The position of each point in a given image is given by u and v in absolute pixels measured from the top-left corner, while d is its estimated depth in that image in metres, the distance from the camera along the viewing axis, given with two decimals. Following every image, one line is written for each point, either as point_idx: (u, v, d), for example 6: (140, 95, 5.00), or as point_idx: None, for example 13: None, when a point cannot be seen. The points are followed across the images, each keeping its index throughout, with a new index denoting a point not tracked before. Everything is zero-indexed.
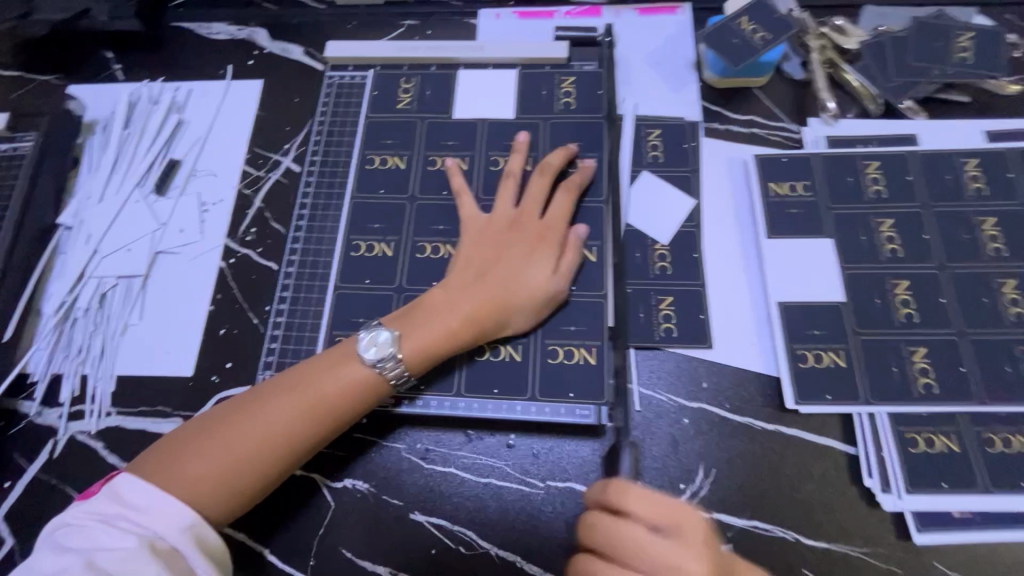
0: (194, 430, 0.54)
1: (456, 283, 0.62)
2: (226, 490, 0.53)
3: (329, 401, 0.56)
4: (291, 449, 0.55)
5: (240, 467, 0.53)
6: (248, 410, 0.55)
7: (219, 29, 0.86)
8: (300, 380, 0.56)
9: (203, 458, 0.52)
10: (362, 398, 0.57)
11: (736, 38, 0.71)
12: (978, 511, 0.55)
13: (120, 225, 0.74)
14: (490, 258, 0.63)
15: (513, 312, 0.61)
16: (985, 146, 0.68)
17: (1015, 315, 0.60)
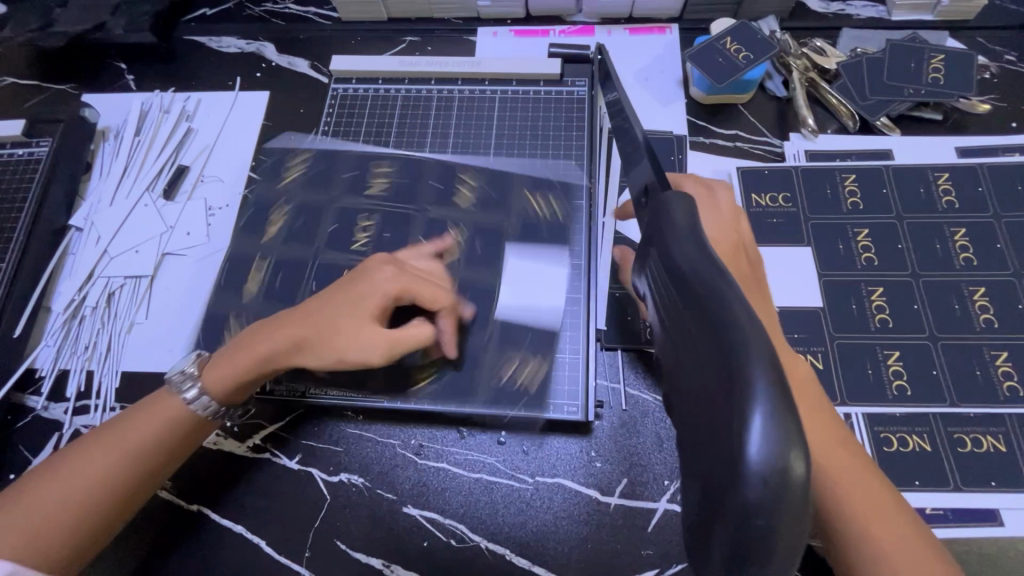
0: (49, 468, 0.54)
1: (302, 318, 0.61)
2: (70, 529, 0.52)
3: (125, 452, 0.55)
4: (126, 487, 0.55)
5: (80, 505, 0.52)
6: (66, 461, 0.54)
7: (229, 43, 0.90)
8: (118, 425, 0.57)
9: (54, 494, 0.52)
10: (166, 440, 0.57)
11: (720, 57, 0.75)
12: (952, 509, 0.57)
13: (129, 227, 0.77)
14: (316, 297, 0.62)
15: (337, 351, 0.59)
16: (956, 161, 0.72)
17: (984, 321, 0.63)
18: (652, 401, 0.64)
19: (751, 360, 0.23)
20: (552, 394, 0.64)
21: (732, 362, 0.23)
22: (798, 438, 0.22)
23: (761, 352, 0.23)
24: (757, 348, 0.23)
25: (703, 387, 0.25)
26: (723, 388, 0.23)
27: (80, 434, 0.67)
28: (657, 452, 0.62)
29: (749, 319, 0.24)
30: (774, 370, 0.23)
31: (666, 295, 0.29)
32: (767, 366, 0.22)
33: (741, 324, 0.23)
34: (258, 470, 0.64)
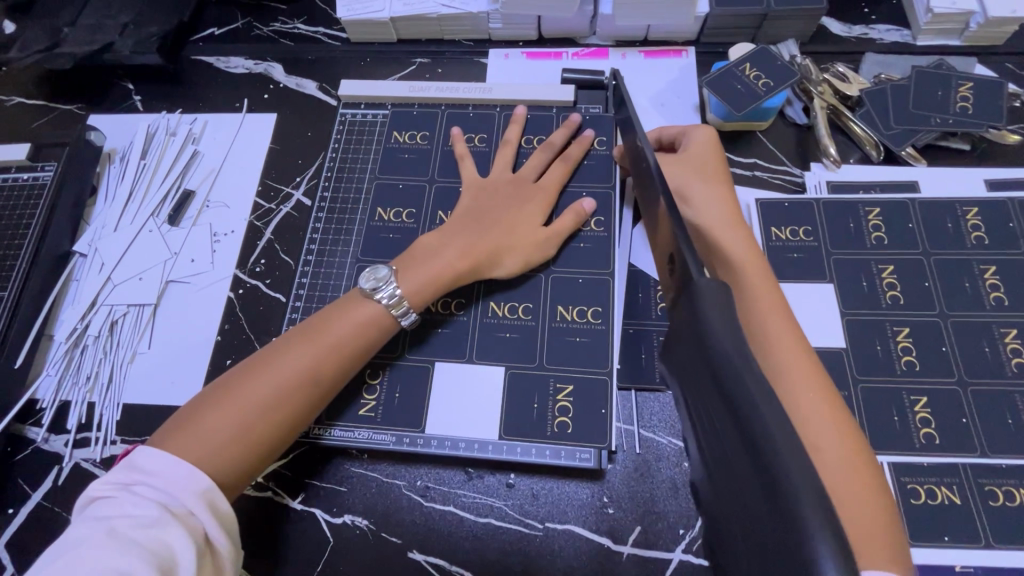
0: (244, 369, 0.56)
1: (455, 229, 0.65)
2: (274, 427, 0.54)
3: (339, 353, 0.57)
4: (321, 392, 0.56)
5: (279, 405, 0.54)
6: (263, 368, 0.55)
7: (237, 63, 0.89)
8: (312, 326, 0.58)
9: (256, 395, 0.54)
10: (365, 339, 0.59)
11: (739, 84, 0.73)
12: (982, 567, 0.54)
13: (134, 254, 0.76)
14: (485, 208, 0.67)
15: (502, 256, 0.64)
16: (985, 195, 0.69)
17: (1017, 366, 0.60)
18: (666, 444, 0.62)
19: (813, 523, 0.26)
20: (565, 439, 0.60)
21: (794, 520, 0.26)
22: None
23: (818, 512, 0.26)
24: (813, 510, 0.26)
25: (756, 513, 0.29)
26: (785, 541, 0.27)
27: (80, 469, 0.65)
28: (672, 499, 0.59)
29: (802, 478, 0.27)
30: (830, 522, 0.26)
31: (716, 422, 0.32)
32: (828, 532, 0.25)
33: (797, 489, 0.26)
34: (259, 509, 0.62)
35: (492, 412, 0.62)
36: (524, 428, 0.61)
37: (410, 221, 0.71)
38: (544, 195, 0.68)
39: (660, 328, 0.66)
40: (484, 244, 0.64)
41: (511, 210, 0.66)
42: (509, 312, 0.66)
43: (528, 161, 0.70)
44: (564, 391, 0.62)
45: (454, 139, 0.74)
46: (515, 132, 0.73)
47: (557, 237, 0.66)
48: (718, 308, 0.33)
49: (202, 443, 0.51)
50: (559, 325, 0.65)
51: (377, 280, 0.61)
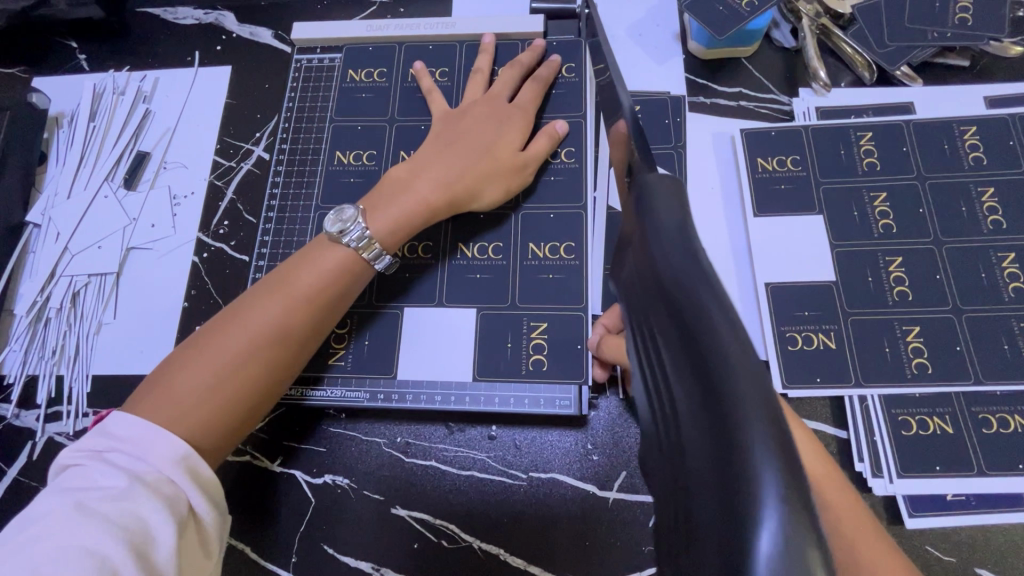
0: (209, 329, 0.52)
1: (425, 157, 0.61)
2: (245, 386, 0.51)
3: (303, 299, 0.54)
4: (294, 347, 0.53)
5: (250, 363, 0.51)
6: (226, 322, 0.52)
7: (185, 14, 0.83)
8: (278, 279, 0.55)
9: (225, 353, 0.50)
10: (331, 288, 0.55)
11: (721, 5, 0.67)
12: (974, 494, 0.53)
13: (90, 221, 0.72)
14: (458, 132, 0.63)
15: (480, 185, 0.61)
16: (985, 113, 0.65)
17: (1014, 290, 0.58)
18: None
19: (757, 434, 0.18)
20: (542, 387, 0.59)
21: (725, 418, 0.19)
22: (816, 528, 0.17)
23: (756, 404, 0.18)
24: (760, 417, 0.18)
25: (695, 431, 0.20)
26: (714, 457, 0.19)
27: (53, 443, 0.64)
28: None
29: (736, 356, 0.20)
30: (780, 433, 0.18)
31: (654, 333, 0.24)
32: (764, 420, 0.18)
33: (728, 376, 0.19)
34: (238, 474, 0.61)
35: (464, 353, 0.61)
36: (494, 371, 0.60)
37: (373, 164, 0.67)
38: (520, 119, 0.64)
39: None
40: (459, 173, 0.60)
41: (485, 135, 0.62)
42: (479, 253, 0.63)
43: (497, 84, 0.66)
44: (538, 329, 0.60)
45: (417, 76, 0.69)
46: (483, 61, 0.68)
47: (533, 163, 0.63)
48: (667, 204, 0.26)
49: (172, 406, 0.48)
50: (531, 263, 0.62)
51: (343, 221, 0.57)
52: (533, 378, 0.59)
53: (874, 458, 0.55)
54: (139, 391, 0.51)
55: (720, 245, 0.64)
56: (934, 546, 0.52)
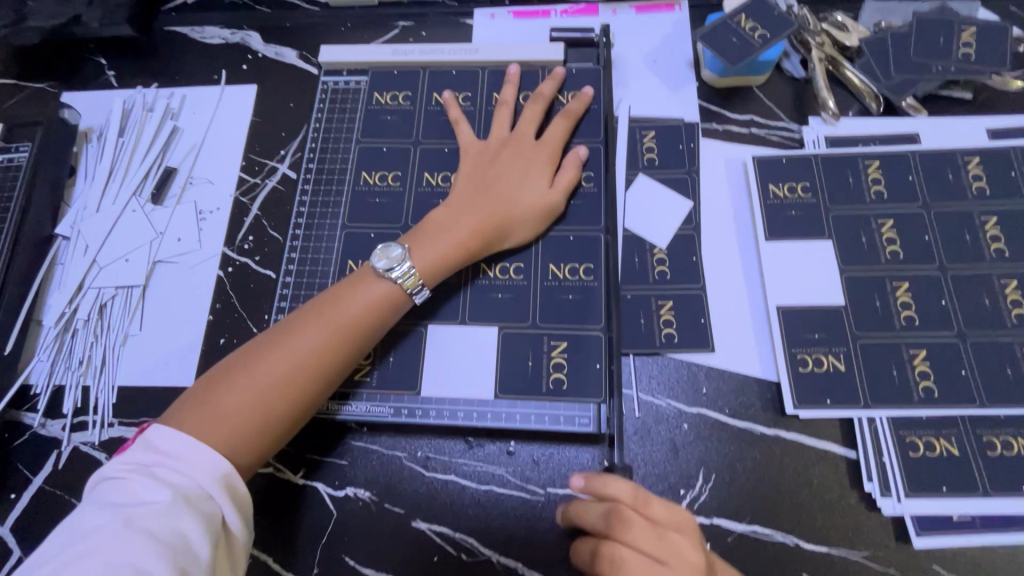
0: (254, 348, 0.54)
1: (461, 197, 0.64)
2: (284, 410, 0.53)
3: (349, 326, 0.56)
4: (333, 373, 0.55)
5: (292, 386, 0.53)
6: (270, 344, 0.54)
7: (212, 34, 0.85)
8: (323, 305, 0.57)
9: (269, 373, 0.53)
10: (374, 318, 0.57)
11: (734, 37, 0.70)
12: (978, 515, 0.55)
13: (118, 235, 0.74)
14: (492, 174, 0.65)
15: (515, 224, 0.63)
16: (988, 144, 0.67)
17: (1016, 316, 0.60)
18: (665, 407, 0.62)
19: None
20: (562, 405, 0.61)
21: None
22: None
23: None
24: None
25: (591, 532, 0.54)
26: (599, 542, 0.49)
27: (79, 452, 0.65)
28: (671, 461, 0.59)
29: None
30: None
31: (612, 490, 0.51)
32: None
33: None
34: (262, 485, 0.62)
35: (485, 369, 0.62)
36: (513, 389, 0.62)
37: (398, 184, 0.70)
38: (550, 157, 0.66)
39: (659, 291, 0.65)
40: (492, 213, 0.62)
41: (515, 174, 0.65)
42: (500, 273, 0.65)
43: (522, 120, 0.68)
44: (558, 348, 0.62)
45: (446, 105, 0.71)
46: (509, 91, 0.71)
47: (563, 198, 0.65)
48: None
49: (215, 421, 0.50)
50: (550, 283, 0.64)
51: (390, 259, 0.59)
52: (552, 396, 0.61)
53: (882, 478, 0.56)
54: (182, 402, 0.53)
55: (733, 266, 0.66)
56: (941, 565, 0.54)
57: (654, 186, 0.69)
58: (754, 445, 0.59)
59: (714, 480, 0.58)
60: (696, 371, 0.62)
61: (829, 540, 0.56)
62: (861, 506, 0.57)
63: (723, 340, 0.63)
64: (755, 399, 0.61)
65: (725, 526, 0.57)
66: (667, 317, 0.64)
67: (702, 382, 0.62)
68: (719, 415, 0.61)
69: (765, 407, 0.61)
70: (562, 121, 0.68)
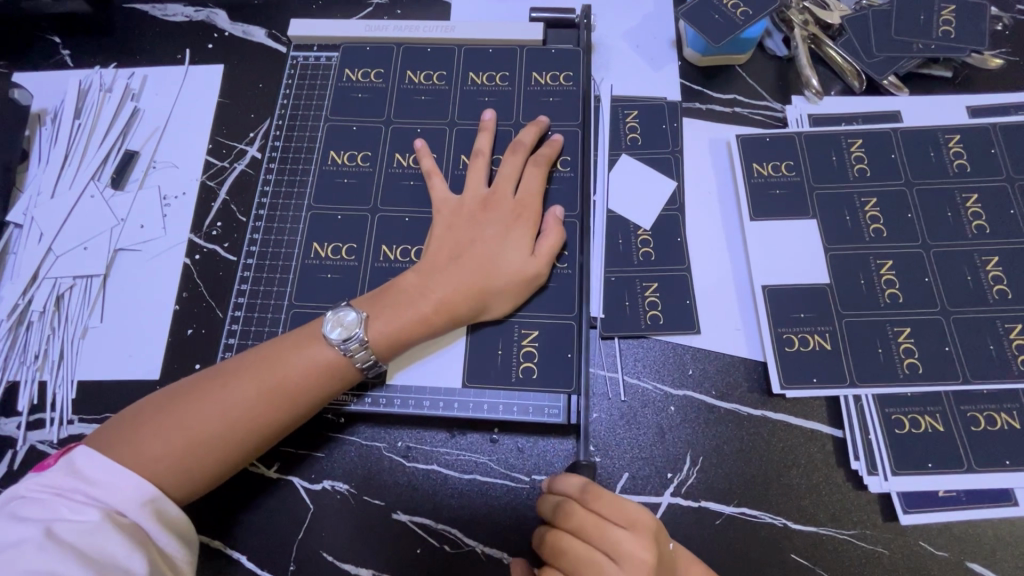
0: (199, 386, 0.53)
1: (430, 267, 0.59)
2: (212, 462, 0.51)
3: (296, 386, 0.53)
4: (268, 430, 0.53)
5: (218, 437, 0.51)
6: (211, 390, 0.52)
7: (175, 11, 0.81)
8: (270, 356, 0.54)
9: (202, 419, 0.51)
10: (324, 383, 0.54)
11: (716, 13, 0.69)
12: (964, 490, 0.55)
13: (75, 222, 0.70)
14: (465, 240, 0.60)
15: (492, 297, 0.58)
16: (968, 122, 0.67)
17: (998, 292, 0.60)
18: (650, 389, 0.60)
19: None
20: (532, 395, 0.59)
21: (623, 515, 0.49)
22: None
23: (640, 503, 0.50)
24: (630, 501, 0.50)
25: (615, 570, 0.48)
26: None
27: (35, 451, 0.61)
28: (659, 444, 0.58)
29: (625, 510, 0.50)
30: None
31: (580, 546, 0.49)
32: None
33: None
34: (235, 481, 0.59)
35: (455, 358, 0.61)
36: (480, 377, 0.60)
37: (367, 165, 0.67)
38: (527, 218, 0.62)
39: (643, 273, 0.64)
40: (468, 282, 0.58)
41: (494, 237, 0.60)
42: None
43: (502, 173, 0.64)
44: (529, 336, 0.60)
45: (418, 155, 0.66)
46: (484, 142, 0.65)
47: (546, 261, 0.60)
48: None
49: (136, 461, 0.49)
50: None
51: (346, 327, 0.55)
52: (521, 382, 0.60)
53: (869, 457, 0.56)
54: (115, 425, 0.52)
55: (717, 248, 0.65)
56: (928, 542, 0.54)
57: (627, 166, 0.67)
58: (741, 426, 0.58)
59: (702, 462, 0.57)
60: (681, 353, 0.61)
61: (816, 519, 0.55)
62: (848, 485, 0.56)
63: (708, 321, 0.62)
64: (741, 379, 0.60)
65: (715, 509, 0.56)
66: (651, 299, 0.63)
67: (688, 363, 0.61)
68: (706, 398, 0.60)
69: (751, 389, 0.60)
70: (540, 182, 0.64)
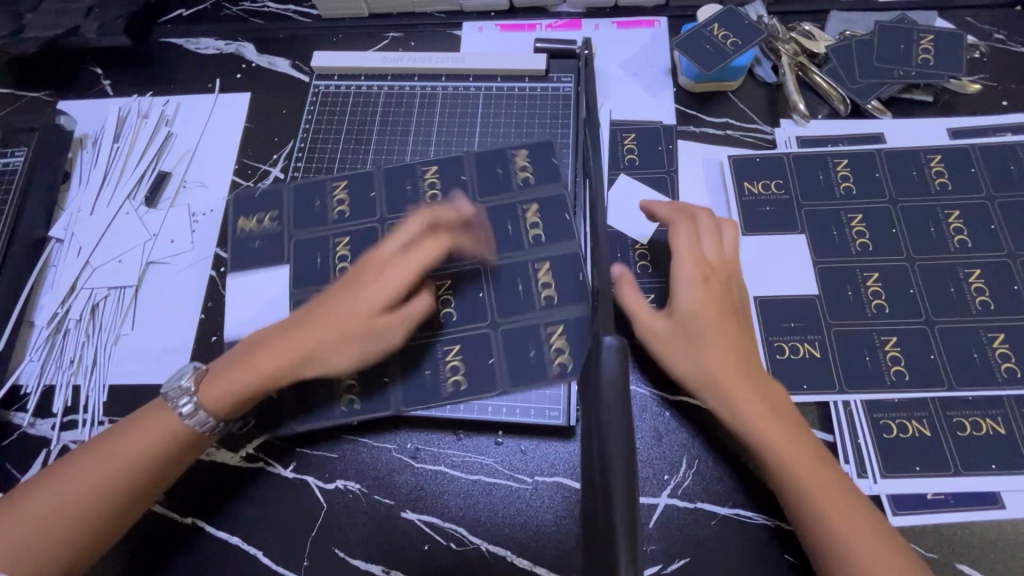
0: (56, 469, 0.55)
1: (284, 334, 0.60)
2: (81, 541, 0.53)
3: (128, 467, 0.55)
4: (103, 514, 0.54)
5: (79, 518, 0.53)
6: (65, 472, 0.55)
7: (207, 44, 0.88)
8: (110, 443, 0.56)
9: (65, 500, 0.53)
10: (155, 463, 0.56)
11: (707, 44, 0.74)
12: (951, 493, 0.57)
13: (111, 237, 0.75)
14: (342, 292, 0.61)
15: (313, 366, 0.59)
16: (949, 143, 0.71)
17: (980, 303, 0.63)
18: (649, 395, 0.63)
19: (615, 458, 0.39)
20: (535, 398, 0.63)
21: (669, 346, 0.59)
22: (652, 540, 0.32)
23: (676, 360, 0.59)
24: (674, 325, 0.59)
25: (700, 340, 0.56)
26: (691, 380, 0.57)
27: (68, 450, 0.65)
28: (657, 448, 0.61)
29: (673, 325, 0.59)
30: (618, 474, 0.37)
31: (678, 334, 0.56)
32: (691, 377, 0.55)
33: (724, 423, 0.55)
34: (253, 480, 0.63)
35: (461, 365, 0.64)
36: (484, 381, 0.63)
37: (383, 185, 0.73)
38: (386, 280, 0.60)
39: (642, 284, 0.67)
40: (298, 353, 0.59)
41: (363, 292, 0.60)
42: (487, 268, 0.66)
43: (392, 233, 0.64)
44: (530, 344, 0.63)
45: None
46: None
47: (410, 321, 0.61)
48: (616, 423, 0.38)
49: (12, 536, 0.52)
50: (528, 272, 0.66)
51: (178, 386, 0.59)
52: None
53: (858, 460, 0.58)
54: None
55: None
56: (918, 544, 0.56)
57: (622, 183, 0.72)
58: None
59: (698, 465, 0.60)
60: None
61: None
62: None
63: None
64: None
65: (710, 510, 0.58)
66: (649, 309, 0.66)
67: None
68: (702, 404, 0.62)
69: None
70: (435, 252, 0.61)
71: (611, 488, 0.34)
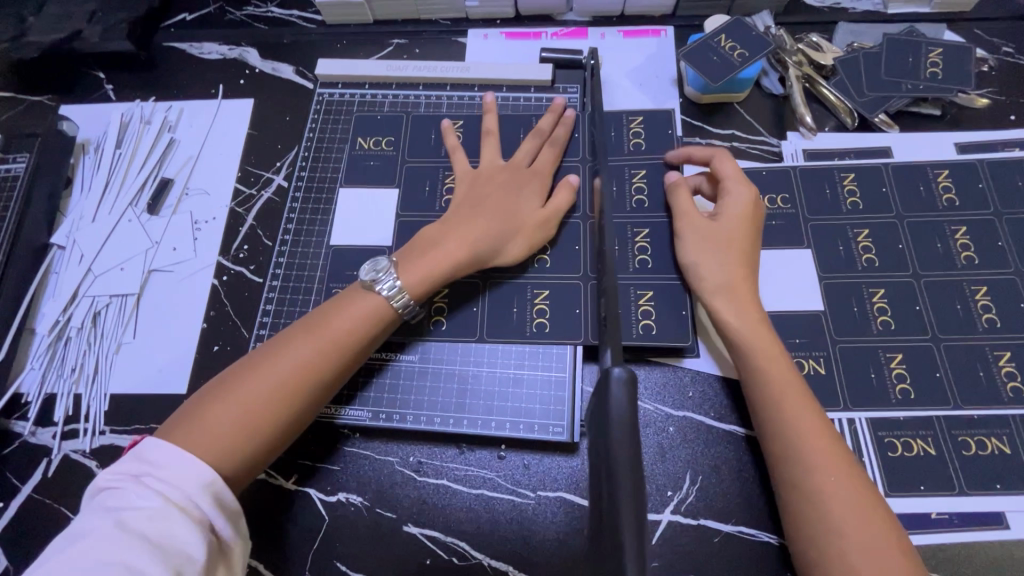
0: (251, 360, 0.55)
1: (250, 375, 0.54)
2: (269, 426, 0.52)
3: (340, 341, 0.57)
4: (305, 400, 0.55)
5: (274, 404, 0.53)
6: (271, 357, 0.55)
7: (210, 49, 0.87)
8: (309, 325, 0.58)
9: (252, 390, 0.53)
10: (356, 341, 0.57)
11: (715, 55, 0.73)
12: (956, 513, 0.57)
13: (114, 244, 0.75)
14: (484, 196, 0.67)
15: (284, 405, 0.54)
16: (957, 158, 0.71)
17: (987, 321, 0.63)
18: (652, 410, 0.63)
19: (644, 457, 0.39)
20: (537, 414, 0.64)
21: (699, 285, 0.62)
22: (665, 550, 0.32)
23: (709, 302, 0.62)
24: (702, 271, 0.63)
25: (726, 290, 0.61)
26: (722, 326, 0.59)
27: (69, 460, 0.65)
28: (660, 463, 0.61)
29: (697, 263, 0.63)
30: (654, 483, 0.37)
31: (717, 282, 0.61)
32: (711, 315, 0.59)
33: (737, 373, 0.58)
34: (252, 493, 0.62)
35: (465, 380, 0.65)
36: (485, 396, 0.64)
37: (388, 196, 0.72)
38: (535, 181, 0.69)
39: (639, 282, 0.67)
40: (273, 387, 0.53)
41: (508, 194, 0.67)
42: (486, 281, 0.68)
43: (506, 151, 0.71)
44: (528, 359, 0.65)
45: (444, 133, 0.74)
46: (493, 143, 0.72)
47: (554, 219, 0.67)
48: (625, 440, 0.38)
49: (209, 437, 0.50)
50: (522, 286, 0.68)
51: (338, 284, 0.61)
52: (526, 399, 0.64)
53: None
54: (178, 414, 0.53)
55: None
56: None
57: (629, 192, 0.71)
58: (740, 448, 0.61)
59: (701, 481, 0.60)
60: (682, 376, 0.64)
61: None
62: None
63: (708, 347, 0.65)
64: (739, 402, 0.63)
65: (713, 527, 0.58)
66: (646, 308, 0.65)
67: (688, 386, 0.64)
68: (705, 419, 0.62)
69: None
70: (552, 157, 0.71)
71: (617, 496, 0.35)
